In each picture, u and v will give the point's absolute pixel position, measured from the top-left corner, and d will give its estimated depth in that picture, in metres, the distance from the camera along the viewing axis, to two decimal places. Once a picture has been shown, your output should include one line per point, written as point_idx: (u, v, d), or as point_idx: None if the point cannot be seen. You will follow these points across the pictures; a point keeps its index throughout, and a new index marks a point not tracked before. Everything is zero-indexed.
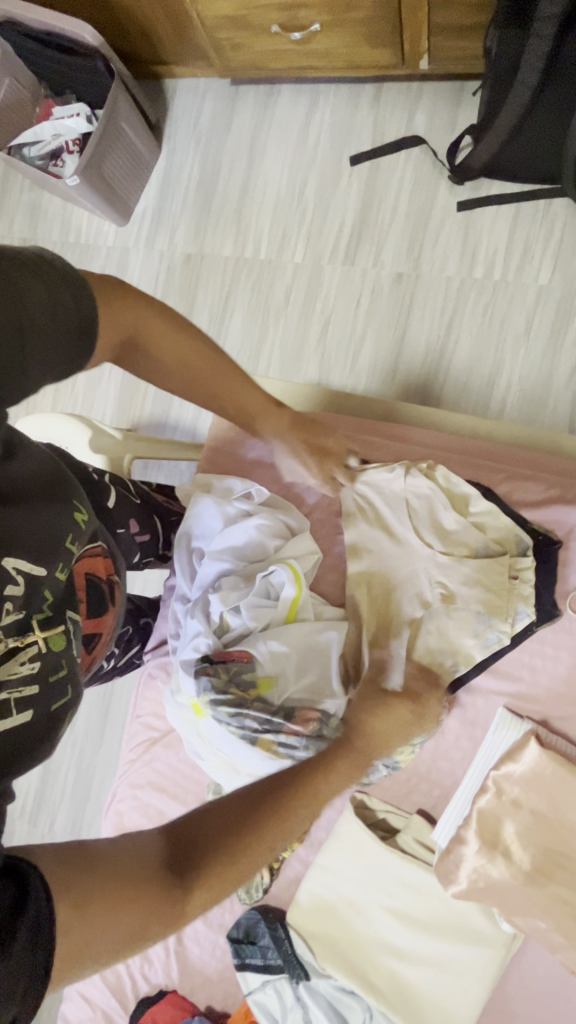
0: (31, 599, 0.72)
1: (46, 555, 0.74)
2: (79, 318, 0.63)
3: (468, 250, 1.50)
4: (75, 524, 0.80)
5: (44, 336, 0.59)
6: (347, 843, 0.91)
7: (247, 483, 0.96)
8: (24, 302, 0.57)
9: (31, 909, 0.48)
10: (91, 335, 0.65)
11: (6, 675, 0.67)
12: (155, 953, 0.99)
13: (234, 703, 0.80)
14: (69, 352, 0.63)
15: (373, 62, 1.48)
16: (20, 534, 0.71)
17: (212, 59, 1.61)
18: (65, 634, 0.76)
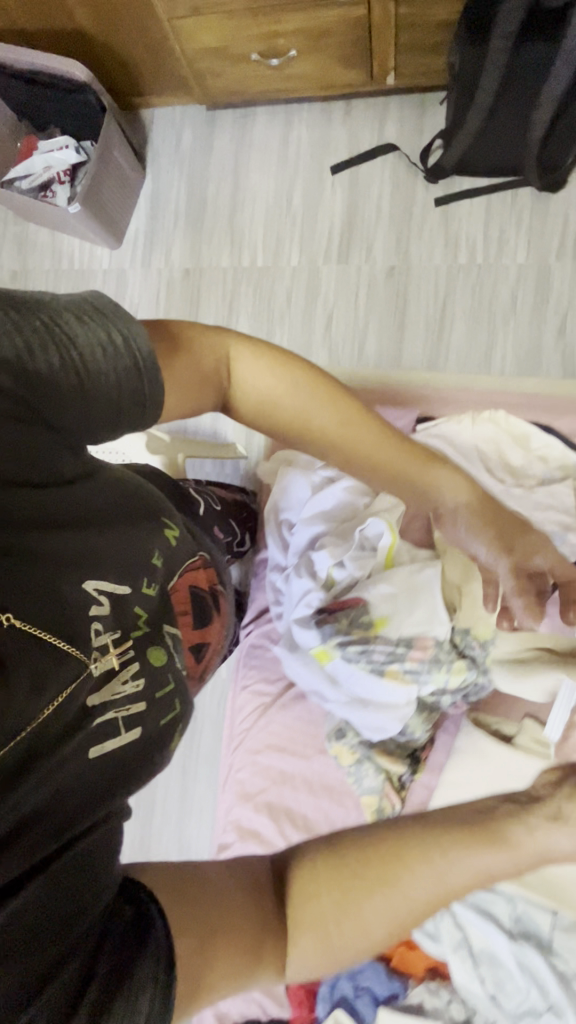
0: (122, 617, 0.72)
1: (131, 573, 0.76)
2: (136, 359, 0.70)
3: (451, 239, 1.67)
4: (158, 539, 0.83)
5: (104, 388, 0.67)
6: (466, 760, 1.00)
7: None
8: (84, 356, 0.66)
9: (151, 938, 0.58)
10: (151, 377, 0.71)
11: (111, 697, 0.68)
12: None
13: (360, 640, 0.89)
14: (132, 404, 0.71)
15: (344, 81, 1.64)
16: (106, 553, 0.72)
17: (192, 86, 1.73)
18: (164, 649, 0.78)
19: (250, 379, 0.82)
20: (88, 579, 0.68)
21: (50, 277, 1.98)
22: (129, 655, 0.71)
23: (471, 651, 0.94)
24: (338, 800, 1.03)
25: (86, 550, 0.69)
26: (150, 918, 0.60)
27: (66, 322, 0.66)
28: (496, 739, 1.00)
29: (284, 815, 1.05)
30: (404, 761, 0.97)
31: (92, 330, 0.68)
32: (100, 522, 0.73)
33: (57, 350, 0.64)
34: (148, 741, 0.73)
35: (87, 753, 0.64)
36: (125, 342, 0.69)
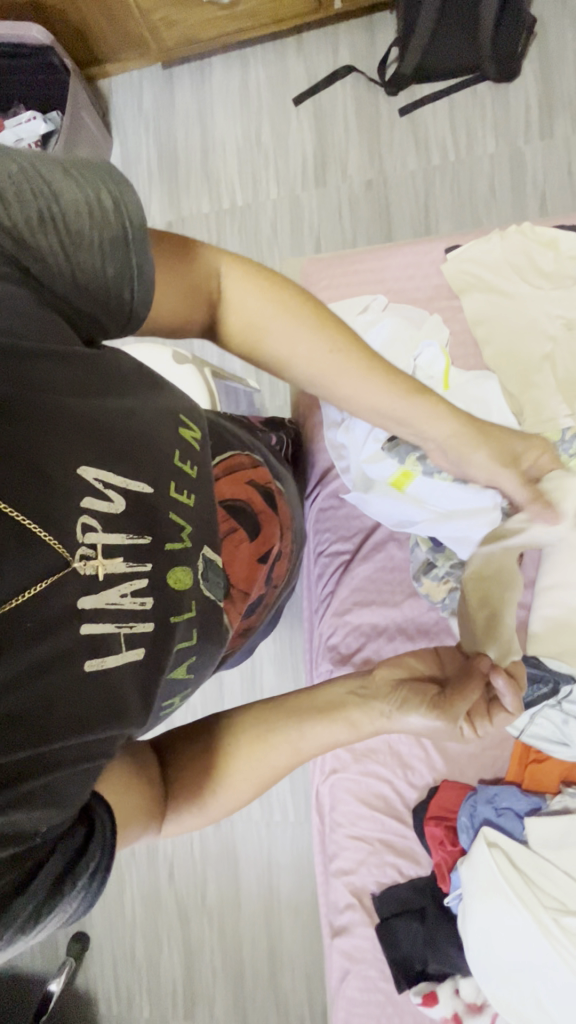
0: (136, 514, 0.61)
1: (154, 470, 0.64)
2: (124, 226, 0.59)
3: (421, 144, 1.73)
4: (181, 442, 0.69)
5: (85, 253, 0.57)
6: None
7: (361, 300, 1.06)
8: (67, 208, 0.56)
9: (98, 840, 0.59)
10: (141, 246, 0.60)
11: (110, 604, 0.57)
12: (414, 754, 1.04)
13: (438, 453, 0.91)
14: (120, 276, 0.60)
15: (294, 12, 1.71)
16: (110, 440, 0.60)
17: (148, 43, 1.78)
18: (192, 573, 0.68)
19: (240, 303, 0.70)
20: (84, 464, 0.57)
21: None
22: (143, 565, 0.61)
23: None
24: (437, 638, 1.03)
25: (82, 431, 0.57)
26: (99, 819, 0.60)
27: (47, 177, 0.56)
28: None
29: None
30: None
31: (82, 185, 0.57)
32: (107, 402, 0.61)
33: (36, 197, 0.55)
34: (162, 660, 0.63)
35: (82, 666, 0.54)
36: (115, 205, 0.58)
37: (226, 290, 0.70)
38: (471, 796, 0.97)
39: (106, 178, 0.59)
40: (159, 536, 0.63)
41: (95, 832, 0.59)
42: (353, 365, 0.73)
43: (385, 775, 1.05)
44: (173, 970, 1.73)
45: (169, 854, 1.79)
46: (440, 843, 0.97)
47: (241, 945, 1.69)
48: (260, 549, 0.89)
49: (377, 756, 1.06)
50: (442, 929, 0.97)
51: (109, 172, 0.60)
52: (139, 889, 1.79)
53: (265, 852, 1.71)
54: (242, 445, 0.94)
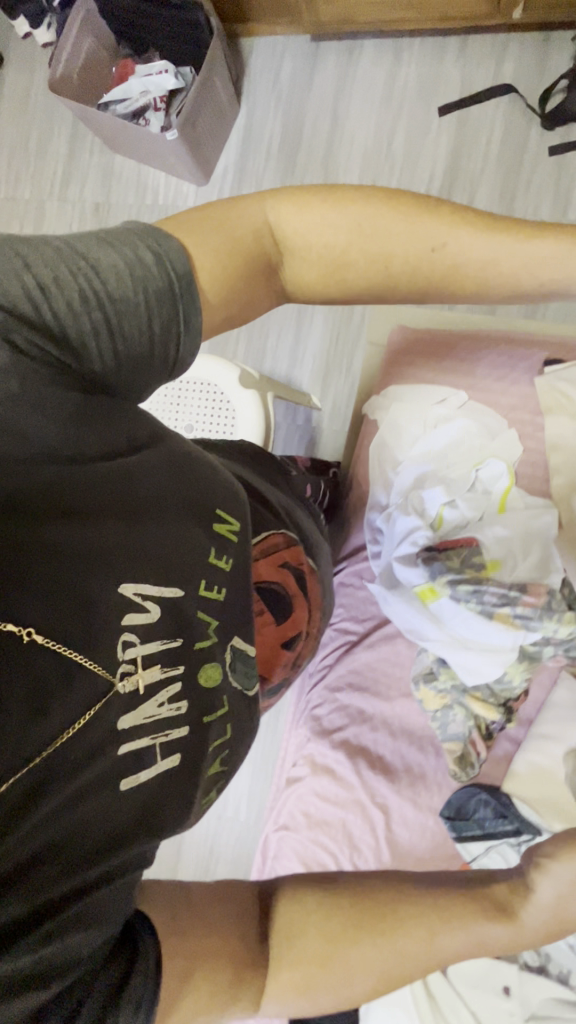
0: (172, 623, 0.67)
1: (188, 574, 0.70)
2: (173, 282, 0.66)
3: (561, 192, 1.58)
4: (216, 535, 0.74)
5: (140, 321, 0.64)
6: (563, 713, 0.94)
7: (439, 390, 1.01)
8: (117, 284, 0.63)
9: (140, 968, 0.66)
10: (190, 298, 0.68)
11: (146, 721, 0.64)
12: (364, 842, 1.05)
13: (472, 581, 0.86)
14: (175, 332, 0.68)
15: (465, 12, 1.54)
16: (153, 555, 0.67)
17: (301, 12, 1.65)
18: (221, 666, 0.74)
19: (300, 234, 0.75)
20: (125, 583, 0.63)
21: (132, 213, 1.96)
22: (177, 669, 0.67)
23: None
24: (418, 743, 1.03)
25: (120, 555, 0.64)
26: (142, 946, 0.68)
27: (90, 258, 0.63)
28: None
29: (360, 753, 1.06)
30: (497, 710, 0.94)
31: (126, 256, 0.64)
32: (152, 518, 0.68)
33: (89, 282, 0.62)
34: (198, 757, 0.70)
35: (118, 789, 0.62)
36: (159, 262, 0.66)
37: (281, 228, 0.75)
38: None
39: (151, 242, 0.66)
40: (191, 638, 0.69)
41: (137, 962, 0.66)
42: (408, 236, 0.75)
43: (331, 851, 1.07)
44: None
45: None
46: None
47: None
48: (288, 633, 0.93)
49: (329, 831, 1.07)
50: None
51: (151, 237, 0.67)
52: None
53: (209, 845, 1.77)
54: (280, 519, 0.94)
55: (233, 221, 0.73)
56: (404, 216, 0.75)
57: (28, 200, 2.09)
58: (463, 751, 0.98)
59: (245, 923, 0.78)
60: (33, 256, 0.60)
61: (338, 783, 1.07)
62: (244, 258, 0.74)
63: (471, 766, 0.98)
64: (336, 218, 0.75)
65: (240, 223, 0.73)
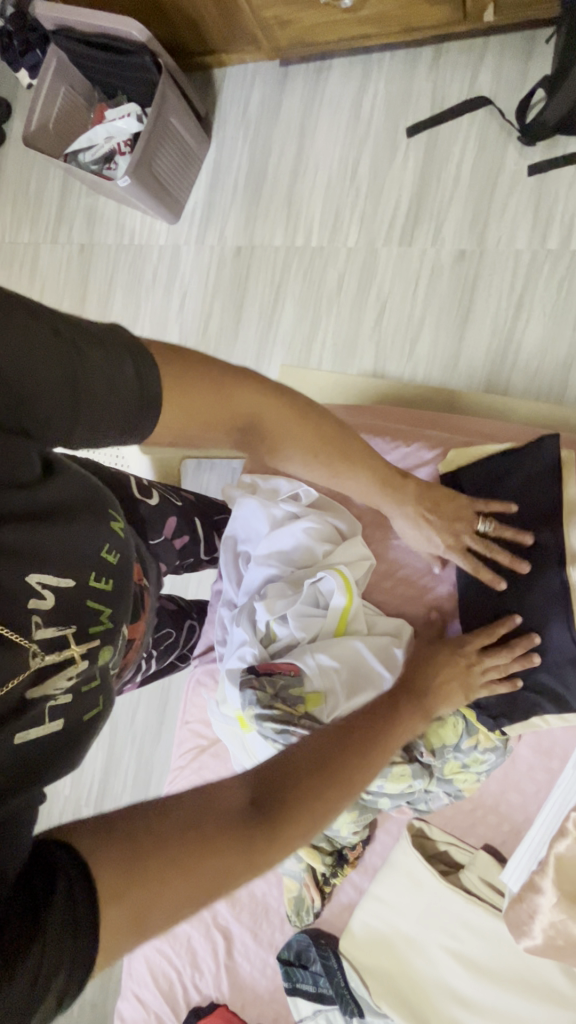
0: (71, 609, 0.64)
1: (83, 564, 0.66)
2: (141, 391, 0.60)
3: (541, 217, 1.35)
4: (113, 534, 0.71)
5: (94, 404, 0.58)
6: (401, 876, 0.79)
7: (293, 483, 0.91)
8: (85, 375, 0.57)
9: (59, 883, 0.48)
10: (152, 403, 0.61)
11: (49, 687, 0.61)
12: (206, 964, 0.97)
13: (280, 721, 0.76)
14: (122, 423, 0.61)
15: (430, 19, 1.37)
16: (57, 549, 0.62)
17: (260, 39, 1.56)
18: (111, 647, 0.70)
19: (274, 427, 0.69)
20: (33, 570, 0.59)
21: (111, 253, 1.97)
22: (72, 652, 0.64)
23: (422, 757, 0.77)
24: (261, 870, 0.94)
25: (33, 544, 0.59)
26: (55, 867, 0.49)
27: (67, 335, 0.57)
28: (445, 860, 0.80)
29: None
30: (326, 857, 0.83)
31: (95, 344, 0.59)
32: (65, 517, 0.63)
33: (58, 358, 0.55)
34: (73, 743, 0.65)
35: (13, 738, 0.57)
36: (135, 369, 0.60)
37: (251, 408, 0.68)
38: None
39: (131, 353, 0.61)
40: (80, 625, 0.65)
41: (55, 876, 0.48)
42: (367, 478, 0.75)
43: (176, 964, 1.00)
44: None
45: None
46: None
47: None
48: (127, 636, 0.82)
49: (175, 942, 1.00)
50: None
51: (142, 351, 0.62)
52: None
53: None
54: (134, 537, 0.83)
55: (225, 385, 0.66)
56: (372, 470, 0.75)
57: (24, 241, 2.16)
58: (299, 895, 0.87)
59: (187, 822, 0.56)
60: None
61: None
62: (211, 411, 0.66)
63: (306, 913, 0.87)
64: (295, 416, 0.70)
65: (228, 399, 0.66)
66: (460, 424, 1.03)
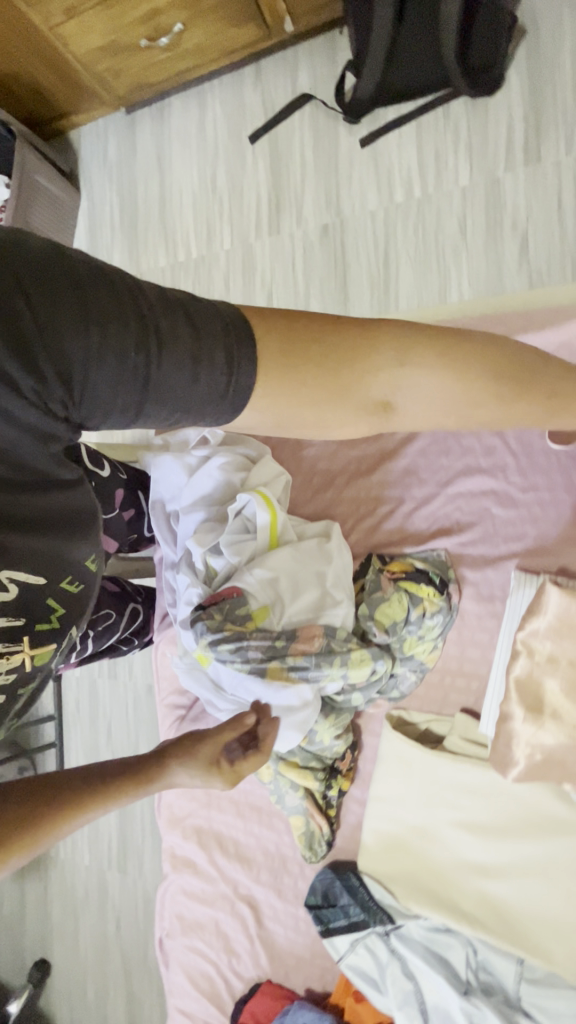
0: (28, 601, 0.64)
1: (52, 568, 0.65)
2: (228, 362, 0.53)
3: (383, 179, 1.50)
4: (97, 545, 0.71)
5: (160, 390, 0.51)
6: (392, 766, 0.85)
7: (199, 430, 0.95)
8: (159, 352, 0.50)
9: None
10: (248, 375, 0.54)
11: None
12: (240, 943, 0.92)
13: (232, 638, 0.78)
14: (202, 409, 0.54)
15: (243, 40, 1.54)
16: (32, 551, 0.61)
17: (100, 91, 1.71)
18: (59, 647, 0.71)
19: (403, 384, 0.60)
20: (2, 570, 0.59)
21: None
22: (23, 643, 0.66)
23: (377, 639, 0.84)
24: (268, 821, 0.91)
25: (10, 549, 0.59)
26: None
27: (131, 305, 0.49)
28: (431, 730, 0.87)
29: (214, 839, 0.94)
30: (318, 772, 0.84)
31: (177, 325, 0.51)
32: (43, 526, 0.62)
33: (130, 335, 0.48)
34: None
35: None
36: (221, 336, 0.52)
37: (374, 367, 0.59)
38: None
39: (205, 316, 0.52)
40: (34, 620, 0.66)
41: None
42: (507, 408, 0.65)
43: (211, 957, 0.94)
44: (118, 1003, 1.87)
45: (117, 894, 1.93)
46: None
47: None
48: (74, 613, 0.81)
49: (204, 934, 0.95)
50: None
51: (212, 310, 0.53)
52: (92, 931, 1.95)
53: None
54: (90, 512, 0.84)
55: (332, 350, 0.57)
56: (513, 398, 0.65)
57: None
58: (308, 827, 0.86)
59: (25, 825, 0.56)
60: (33, 275, 0.46)
61: (204, 876, 0.96)
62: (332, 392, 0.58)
63: (319, 843, 0.86)
64: (418, 387, 0.60)
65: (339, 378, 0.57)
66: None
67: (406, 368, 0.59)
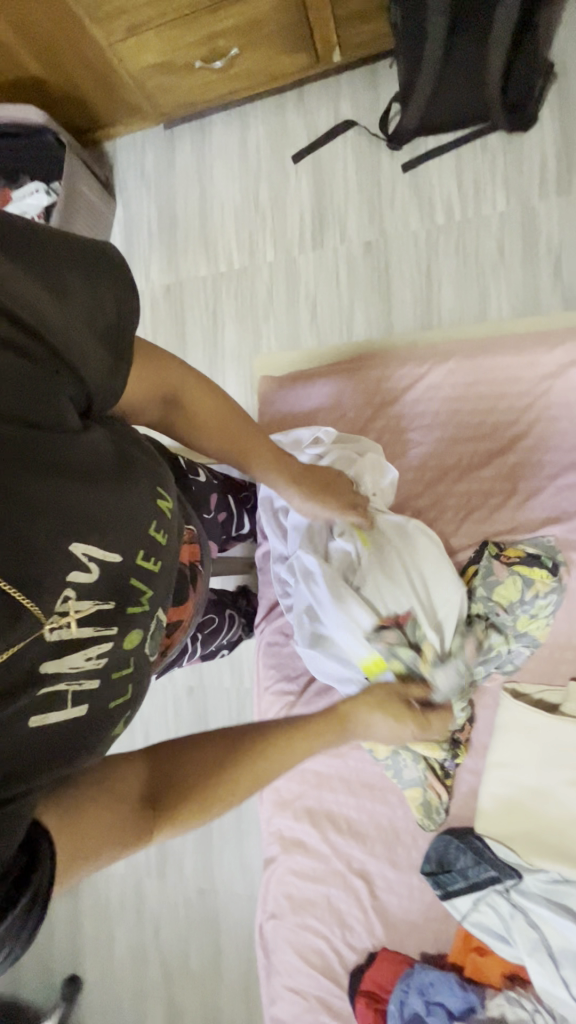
0: (109, 580, 0.64)
1: (123, 535, 0.66)
2: (119, 318, 0.67)
3: (424, 202, 1.61)
4: (158, 512, 0.72)
5: (88, 332, 0.64)
6: (515, 733, 1.00)
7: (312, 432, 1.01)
8: (76, 296, 0.62)
9: (37, 879, 0.55)
10: (127, 334, 0.69)
11: (70, 669, 0.59)
12: (353, 914, 1.00)
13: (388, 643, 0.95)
14: (110, 374, 0.68)
15: (290, 67, 1.63)
16: (93, 512, 0.62)
17: (145, 106, 1.76)
18: (145, 633, 0.70)
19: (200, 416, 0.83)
20: (74, 538, 0.59)
21: None
22: (110, 629, 0.64)
23: (498, 619, 0.98)
24: (382, 797, 1.04)
25: (69, 505, 0.59)
26: (39, 852, 0.57)
27: (59, 264, 0.61)
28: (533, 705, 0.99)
29: (326, 820, 1.05)
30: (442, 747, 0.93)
31: (85, 278, 0.64)
32: (105, 478, 0.64)
33: (53, 277, 0.60)
34: (99, 724, 0.64)
35: (27, 724, 0.56)
36: (113, 296, 0.67)
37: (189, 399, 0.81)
38: (405, 984, 0.94)
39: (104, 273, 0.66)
40: (123, 602, 0.66)
41: (36, 870, 0.56)
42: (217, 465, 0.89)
43: (323, 931, 1.02)
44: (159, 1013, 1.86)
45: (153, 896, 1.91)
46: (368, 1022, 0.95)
47: (220, 997, 1.80)
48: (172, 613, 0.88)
49: (314, 911, 1.04)
50: None
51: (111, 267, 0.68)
52: (128, 943, 1.92)
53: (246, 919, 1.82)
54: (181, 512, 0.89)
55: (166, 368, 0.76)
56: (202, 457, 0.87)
57: None
58: (427, 797, 0.96)
59: (131, 796, 0.69)
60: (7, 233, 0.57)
61: (313, 855, 1.05)
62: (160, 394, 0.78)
63: (437, 812, 0.97)
64: (210, 411, 0.83)
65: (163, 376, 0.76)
66: (414, 370, 1.29)
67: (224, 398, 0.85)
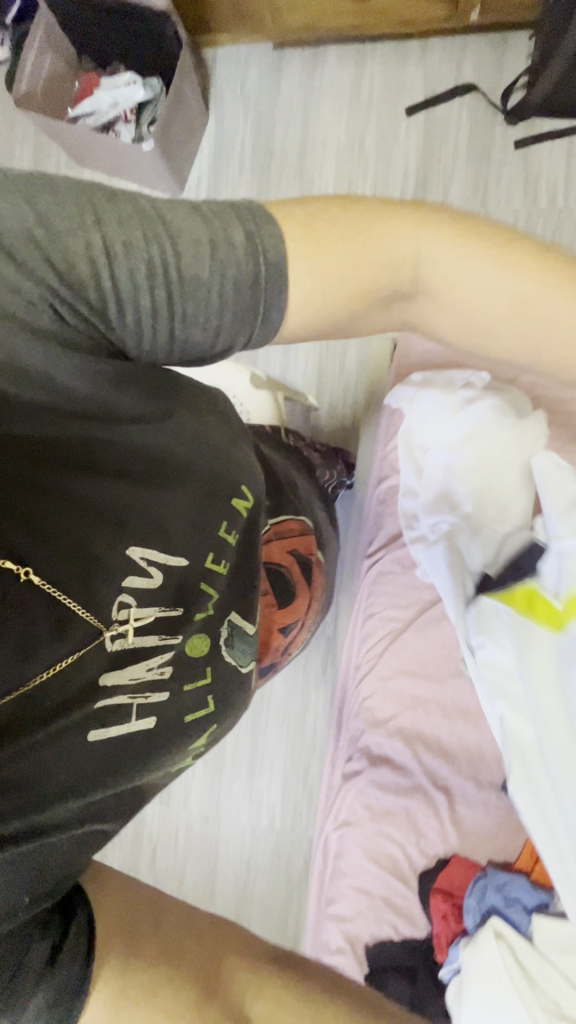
0: (176, 583, 0.74)
1: (194, 545, 0.76)
2: (256, 258, 0.65)
3: (530, 184, 1.65)
4: (229, 514, 0.81)
5: (198, 297, 0.65)
6: None
7: (464, 375, 1.12)
8: (185, 263, 0.63)
9: (72, 927, 0.65)
10: (271, 274, 0.66)
11: (131, 679, 0.69)
12: (429, 825, 1.07)
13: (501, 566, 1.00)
14: (214, 341, 0.69)
15: (424, 15, 1.61)
16: (161, 521, 0.73)
17: (264, 20, 1.68)
18: (208, 636, 0.80)
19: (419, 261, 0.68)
20: (133, 545, 0.70)
21: None
22: (175, 633, 0.74)
23: None
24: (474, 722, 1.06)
25: (134, 515, 0.70)
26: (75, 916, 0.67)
27: (170, 228, 0.63)
28: None
29: (417, 738, 1.09)
30: None
31: (203, 230, 0.64)
32: (170, 484, 0.74)
33: (151, 246, 0.62)
34: (171, 720, 0.75)
35: (86, 735, 0.66)
36: (247, 239, 0.65)
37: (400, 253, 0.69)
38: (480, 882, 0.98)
39: (249, 217, 0.66)
40: (190, 606, 0.76)
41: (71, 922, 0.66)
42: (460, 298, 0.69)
43: (398, 839, 1.09)
44: None
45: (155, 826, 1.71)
46: (441, 915, 1.01)
47: None
48: (284, 614, 1.05)
49: (393, 820, 1.10)
50: (428, 994, 1.02)
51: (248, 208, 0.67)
52: None
53: None
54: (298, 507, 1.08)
55: (346, 225, 0.68)
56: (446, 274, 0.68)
57: None
58: None
59: (200, 959, 0.69)
60: (108, 212, 0.62)
61: (398, 771, 1.10)
62: (354, 266, 0.68)
63: None
64: (423, 249, 0.68)
65: (354, 241, 0.68)
66: None
67: (441, 236, 0.67)
